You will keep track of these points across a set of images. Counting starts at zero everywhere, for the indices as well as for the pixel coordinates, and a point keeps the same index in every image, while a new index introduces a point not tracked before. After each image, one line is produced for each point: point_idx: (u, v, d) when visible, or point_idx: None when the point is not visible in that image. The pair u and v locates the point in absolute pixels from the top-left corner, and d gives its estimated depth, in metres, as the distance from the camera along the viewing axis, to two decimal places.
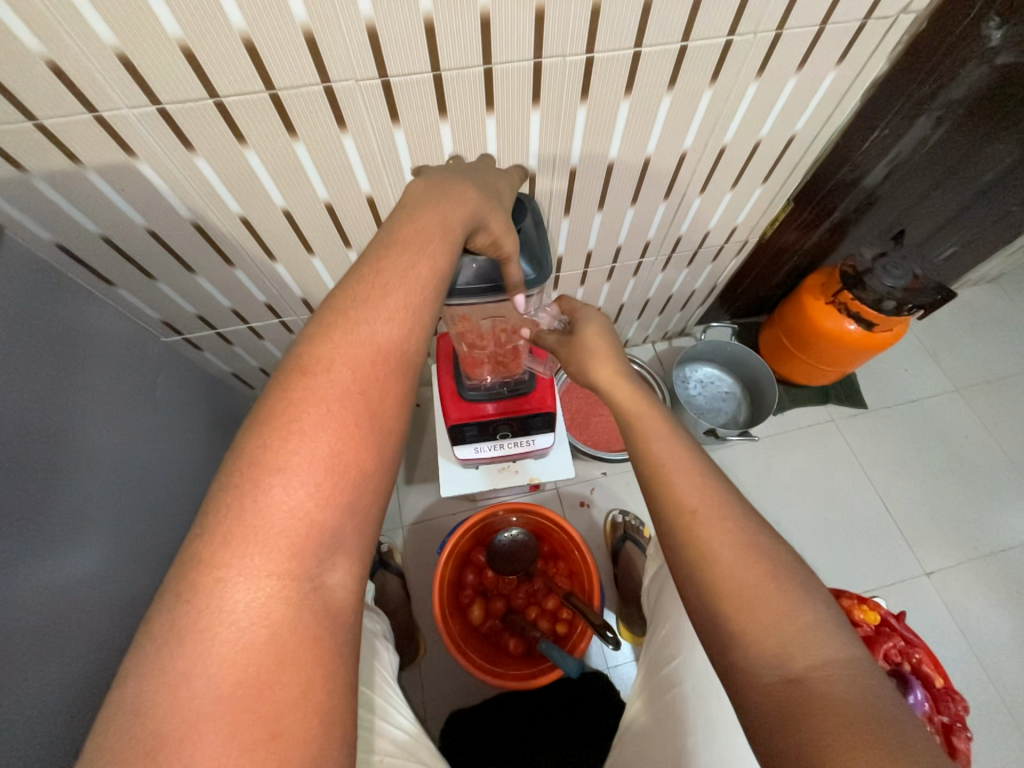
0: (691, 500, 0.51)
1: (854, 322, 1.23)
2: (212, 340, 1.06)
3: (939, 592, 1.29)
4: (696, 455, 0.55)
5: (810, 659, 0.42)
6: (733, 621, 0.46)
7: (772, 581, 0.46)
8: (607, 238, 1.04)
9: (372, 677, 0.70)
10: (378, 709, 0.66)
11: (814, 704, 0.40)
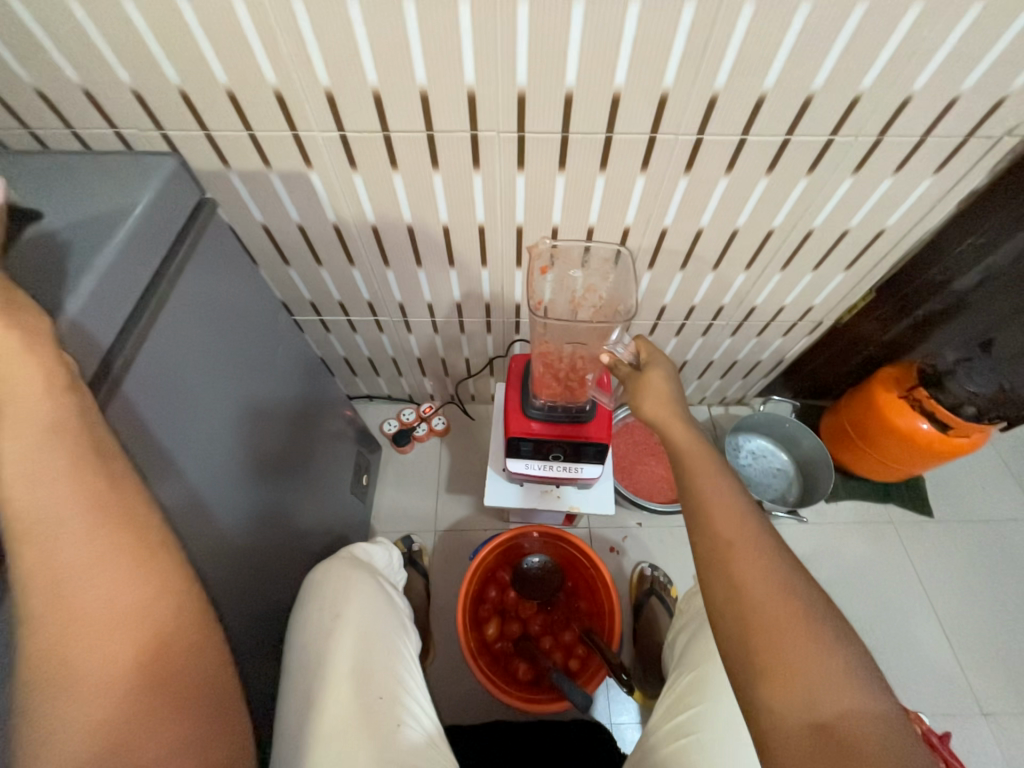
0: (736, 538, 0.53)
1: (928, 420, 1.19)
2: (315, 325, 1.22)
3: (997, 740, 1.14)
4: (739, 494, 0.57)
5: (833, 700, 0.44)
6: (766, 664, 0.47)
7: (803, 620, 0.48)
8: (682, 297, 1.10)
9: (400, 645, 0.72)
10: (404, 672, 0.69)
11: (844, 755, 0.42)
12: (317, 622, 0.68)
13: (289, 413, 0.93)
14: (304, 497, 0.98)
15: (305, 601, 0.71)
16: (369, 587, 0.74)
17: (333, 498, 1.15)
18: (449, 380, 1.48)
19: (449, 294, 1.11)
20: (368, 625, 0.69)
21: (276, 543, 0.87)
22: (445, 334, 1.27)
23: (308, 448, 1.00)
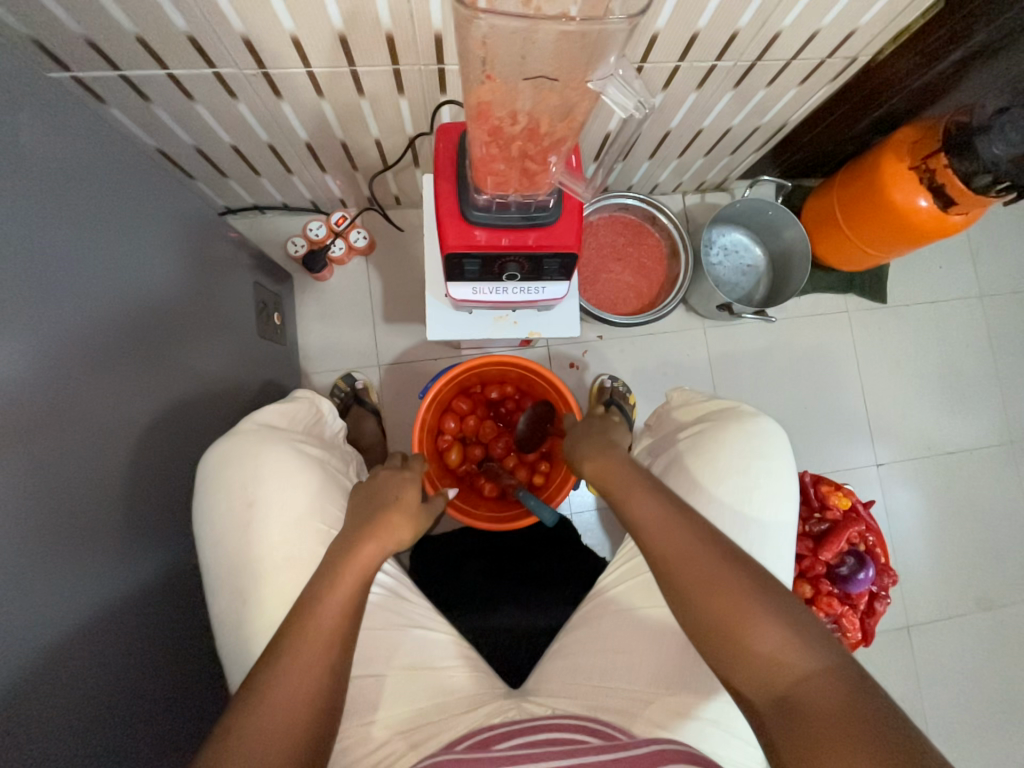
0: (668, 544, 0.61)
1: (928, 197, 1.04)
2: (120, 88, 0.78)
3: (881, 481, 1.38)
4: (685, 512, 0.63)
5: (780, 666, 0.52)
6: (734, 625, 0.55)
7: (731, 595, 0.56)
8: (682, 19, 0.74)
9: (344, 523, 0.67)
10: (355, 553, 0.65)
11: (800, 713, 0.49)
12: (227, 517, 0.60)
13: (66, 241, 0.61)
14: (153, 363, 0.74)
15: (203, 493, 0.60)
16: (289, 466, 0.65)
17: (234, 345, 0.95)
18: (360, 176, 1.10)
19: (322, 21, 0.68)
20: (299, 513, 0.63)
21: (128, 428, 0.68)
22: (336, 100, 0.85)
23: (137, 297, 0.72)
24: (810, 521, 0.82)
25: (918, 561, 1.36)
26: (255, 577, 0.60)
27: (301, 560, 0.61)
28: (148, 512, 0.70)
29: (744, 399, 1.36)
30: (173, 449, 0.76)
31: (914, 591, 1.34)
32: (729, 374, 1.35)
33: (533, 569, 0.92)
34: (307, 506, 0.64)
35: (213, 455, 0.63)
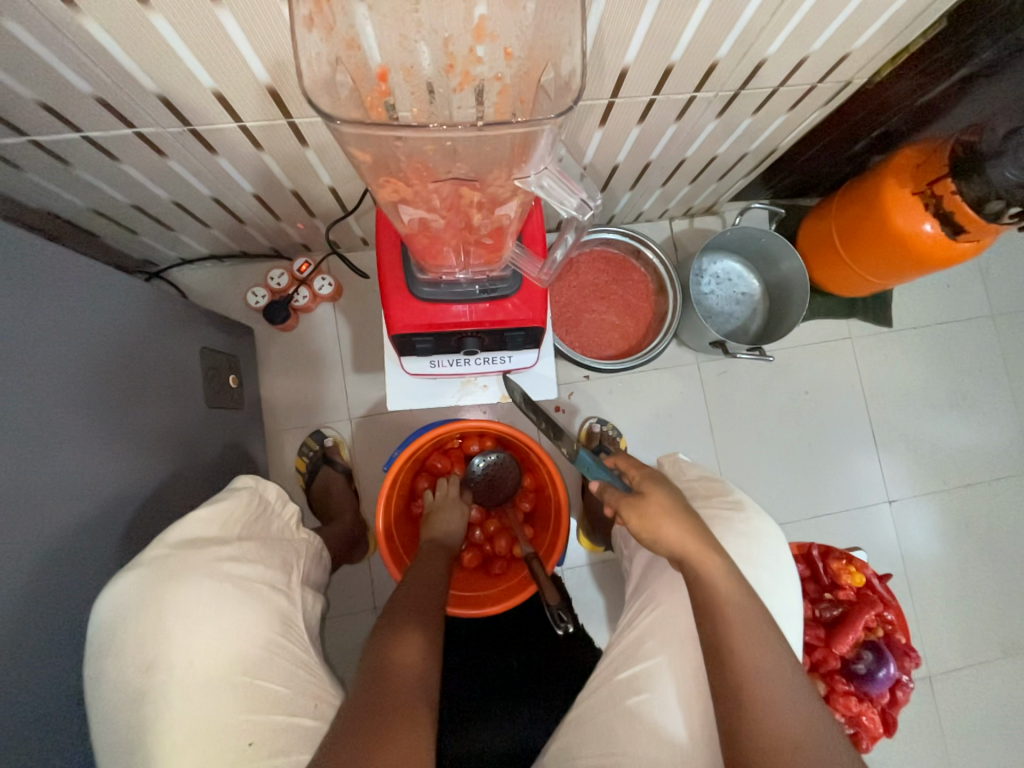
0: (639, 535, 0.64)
1: (933, 223, 0.95)
2: (33, 152, 0.70)
3: (894, 518, 1.29)
4: (679, 507, 0.58)
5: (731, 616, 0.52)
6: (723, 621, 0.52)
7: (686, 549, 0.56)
8: (653, 53, 0.65)
9: (272, 662, 0.59)
10: (281, 701, 0.58)
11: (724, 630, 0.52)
12: (125, 677, 0.53)
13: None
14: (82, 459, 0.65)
15: (94, 647, 0.54)
16: (204, 599, 0.57)
17: (186, 417, 0.87)
18: (318, 222, 1.02)
19: (246, 77, 0.61)
20: (211, 660, 0.55)
21: (48, 543, 0.59)
22: (278, 152, 0.77)
23: (63, 382, 0.63)
24: (819, 603, 0.73)
25: (938, 605, 1.26)
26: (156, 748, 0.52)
27: (213, 720, 0.54)
28: (77, 630, 0.63)
29: (742, 436, 1.28)
30: (111, 551, 0.69)
31: (934, 636, 1.25)
32: (725, 410, 1.27)
33: (512, 667, 0.85)
34: (223, 648, 0.57)
35: (112, 595, 0.55)
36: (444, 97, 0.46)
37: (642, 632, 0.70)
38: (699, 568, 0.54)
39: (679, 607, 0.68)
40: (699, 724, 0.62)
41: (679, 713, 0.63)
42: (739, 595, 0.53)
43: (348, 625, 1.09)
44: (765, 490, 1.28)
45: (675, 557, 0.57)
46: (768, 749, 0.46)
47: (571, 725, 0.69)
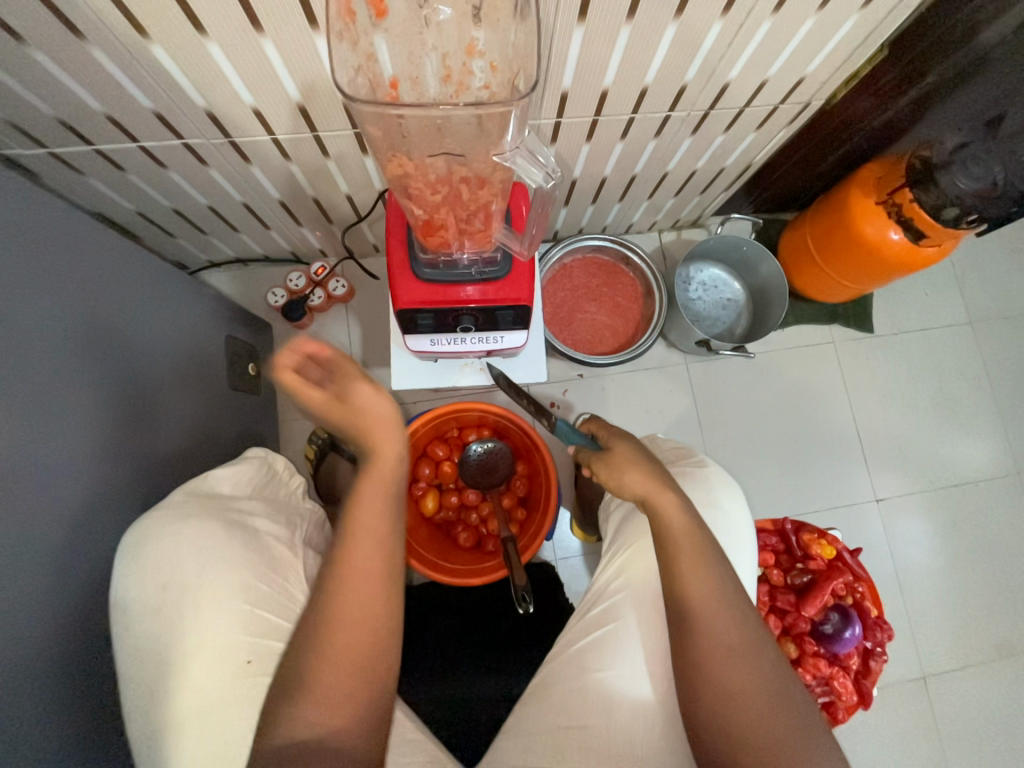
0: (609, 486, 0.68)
1: (898, 230, 1.03)
2: (95, 161, 0.82)
3: (883, 517, 1.32)
4: (643, 459, 0.63)
5: (686, 547, 0.57)
6: (676, 554, 0.57)
7: (647, 485, 0.60)
8: (628, 76, 0.76)
9: (273, 598, 0.65)
10: (281, 632, 0.63)
11: (672, 558, 0.57)
12: (142, 601, 0.59)
13: (25, 306, 0.61)
14: (121, 420, 0.74)
15: (119, 573, 0.60)
16: (215, 537, 0.64)
17: (209, 398, 0.95)
18: (336, 228, 1.13)
19: (281, 95, 0.72)
20: (219, 591, 0.61)
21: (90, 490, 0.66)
22: (303, 161, 0.88)
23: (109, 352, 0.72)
24: (790, 572, 0.78)
25: (930, 605, 1.27)
26: (167, 666, 0.58)
27: (219, 643, 0.59)
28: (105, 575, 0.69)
29: (732, 435, 1.33)
30: (137, 510, 0.75)
31: (928, 637, 1.25)
32: (714, 410, 1.33)
33: (500, 630, 0.90)
34: (232, 581, 0.62)
35: (137, 529, 0.62)
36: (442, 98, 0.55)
37: (610, 572, 0.74)
38: (656, 505, 0.59)
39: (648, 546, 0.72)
40: (657, 653, 0.67)
41: (640, 644, 0.68)
42: (692, 528, 0.58)
43: None
44: (755, 488, 1.32)
45: (639, 498, 0.61)
46: (702, 649, 0.54)
47: (544, 675, 0.71)
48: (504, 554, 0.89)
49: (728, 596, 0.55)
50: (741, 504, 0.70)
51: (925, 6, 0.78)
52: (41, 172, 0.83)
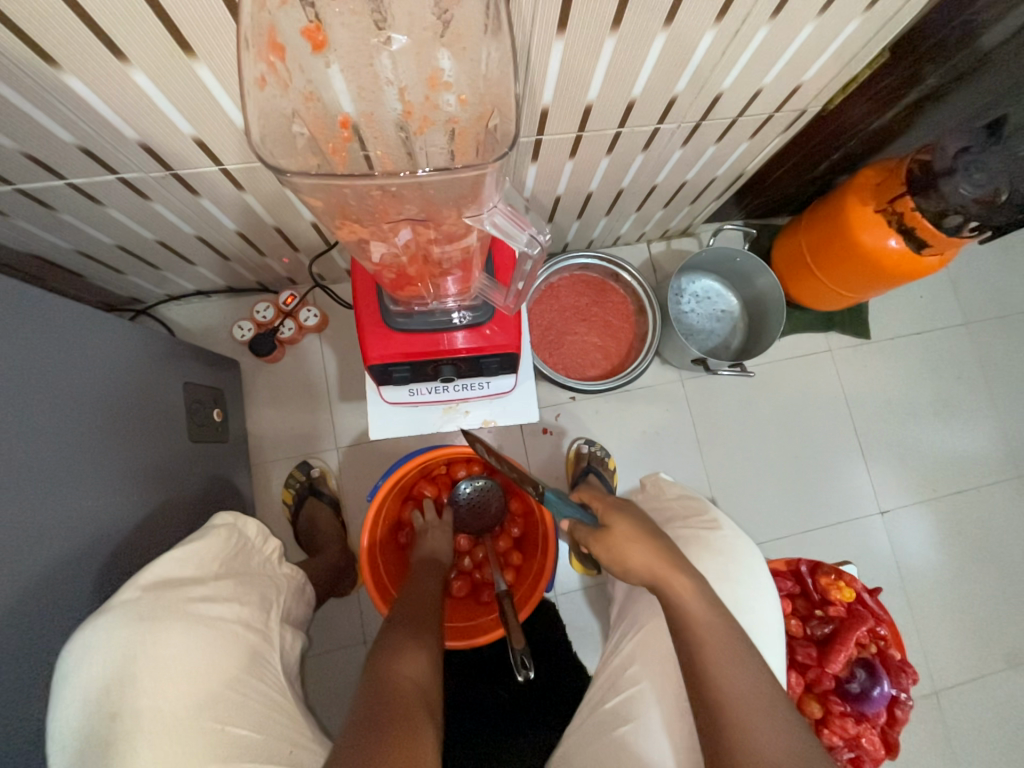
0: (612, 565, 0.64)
1: (898, 237, 0.98)
2: (18, 200, 0.72)
3: (887, 529, 1.28)
4: (647, 534, 0.60)
5: (706, 638, 0.53)
6: (696, 642, 0.53)
7: (657, 563, 0.57)
8: (615, 90, 0.69)
9: (243, 706, 0.57)
10: (254, 747, 0.55)
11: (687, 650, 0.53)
12: (87, 730, 0.50)
13: None
14: (61, 499, 0.65)
15: (58, 697, 0.51)
16: (176, 643, 0.55)
17: (169, 453, 0.87)
18: (303, 256, 1.04)
19: (225, 122, 0.63)
20: (176, 709, 0.53)
21: (25, 589, 0.58)
22: (259, 191, 0.80)
23: (40, 423, 0.63)
24: (810, 621, 0.73)
25: (938, 617, 1.25)
26: None
27: None
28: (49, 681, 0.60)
29: (731, 452, 1.28)
30: (85, 598, 0.66)
31: (937, 651, 1.23)
32: (712, 428, 1.28)
33: (499, 699, 0.88)
34: (194, 693, 0.54)
35: (78, 641, 0.53)
36: (404, 140, 0.49)
37: (625, 660, 0.70)
38: (669, 587, 0.56)
39: (660, 630, 0.69)
40: (682, 738, 0.61)
41: (662, 730, 0.62)
42: (707, 610, 0.55)
43: (335, 663, 1.05)
44: (757, 507, 1.27)
45: (648, 581, 0.58)
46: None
47: None
48: (500, 611, 0.83)
49: (755, 695, 0.50)
50: (753, 564, 0.66)
51: (931, 4, 0.74)
52: None
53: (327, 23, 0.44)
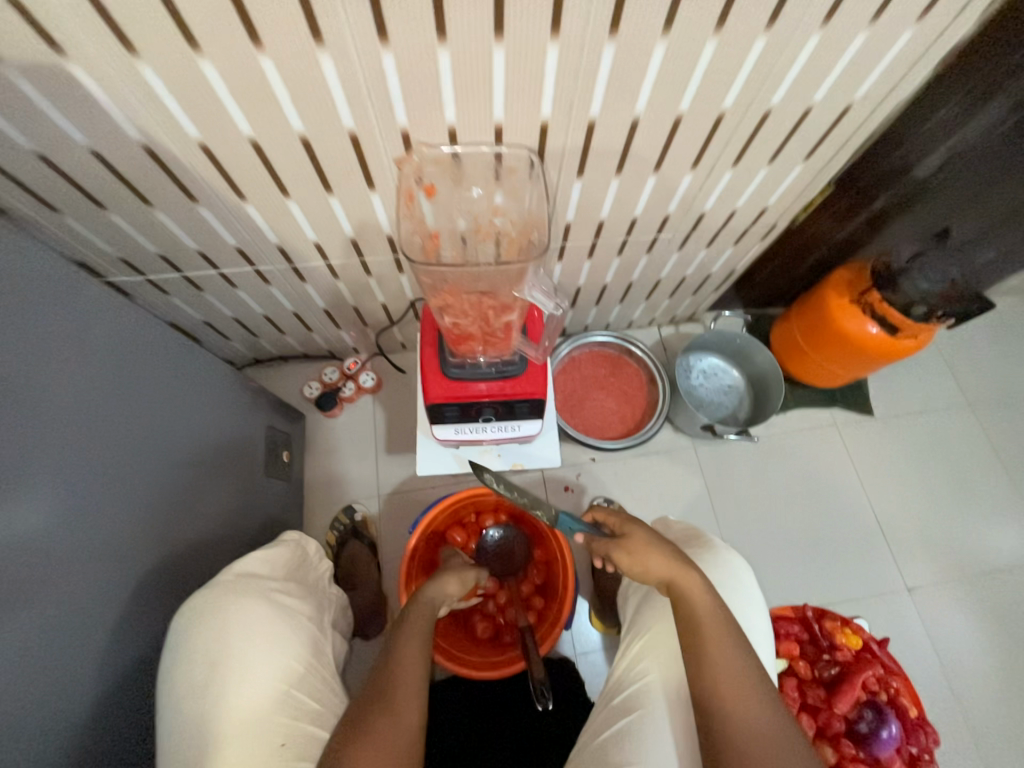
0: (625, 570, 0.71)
1: (876, 324, 1.14)
2: (179, 283, 0.98)
3: (919, 609, 1.26)
4: (661, 542, 0.68)
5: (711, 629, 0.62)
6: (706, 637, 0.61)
7: (670, 566, 0.65)
8: (621, 211, 0.92)
9: (307, 678, 0.66)
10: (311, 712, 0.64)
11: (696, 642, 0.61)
12: (189, 682, 0.60)
13: (112, 408, 0.71)
14: (170, 509, 0.80)
15: (171, 649, 0.62)
16: (259, 618, 0.65)
17: (246, 486, 1.02)
18: (370, 329, 1.28)
19: (338, 232, 0.89)
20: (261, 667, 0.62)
21: (132, 578, 0.71)
22: (349, 279, 1.04)
23: (166, 445, 0.81)
24: (818, 664, 0.76)
25: (989, 713, 1.16)
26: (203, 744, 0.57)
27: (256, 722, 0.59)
28: (135, 667, 0.71)
29: (747, 518, 1.33)
30: (171, 598, 0.78)
31: (993, 753, 1.13)
32: (727, 494, 1.35)
33: (521, 729, 0.92)
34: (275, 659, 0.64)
35: (189, 606, 0.65)
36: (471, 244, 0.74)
37: (632, 659, 0.74)
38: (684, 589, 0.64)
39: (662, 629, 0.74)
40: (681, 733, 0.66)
41: (667, 722, 0.67)
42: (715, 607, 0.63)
43: None
44: (778, 576, 1.29)
45: (664, 581, 0.66)
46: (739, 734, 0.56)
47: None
48: (522, 647, 0.88)
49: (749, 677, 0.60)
50: (754, 597, 0.73)
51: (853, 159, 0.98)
52: (133, 294, 0.99)
53: (431, 181, 0.73)
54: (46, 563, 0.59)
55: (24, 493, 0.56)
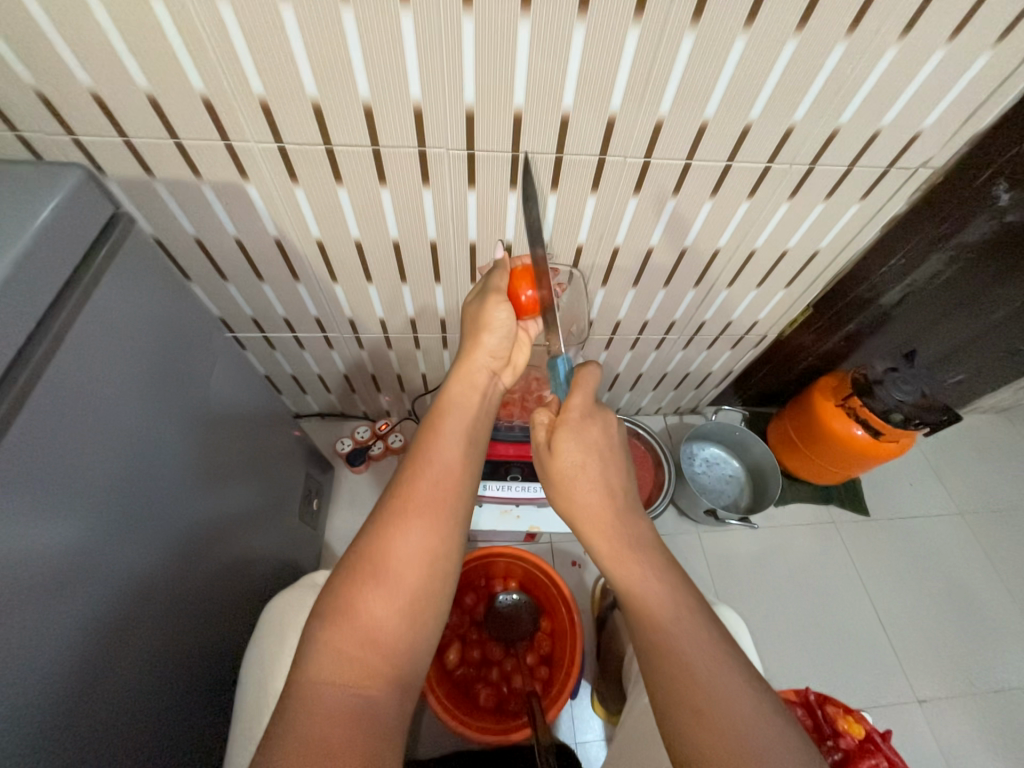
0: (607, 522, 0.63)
1: (862, 428, 1.27)
2: (258, 342, 1.16)
3: (930, 724, 1.22)
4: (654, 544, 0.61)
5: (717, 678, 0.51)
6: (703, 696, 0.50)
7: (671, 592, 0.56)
8: (636, 313, 1.12)
9: None
10: None
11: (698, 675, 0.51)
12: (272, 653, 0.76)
13: (216, 440, 0.84)
14: (227, 536, 0.88)
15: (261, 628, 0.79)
16: None
17: (280, 527, 1.10)
18: (406, 395, 1.43)
19: (403, 311, 1.07)
20: None
21: (190, 595, 0.78)
22: (400, 350, 1.22)
23: (239, 477, 0.92)
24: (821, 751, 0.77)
25: None
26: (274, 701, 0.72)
27: None
28: (171, 687, 0.74)
29: (751, 610, 1.35)
30: (207, 624, 0.83)
31: None
32: (731, 582, 1.38)
33: None
34: None
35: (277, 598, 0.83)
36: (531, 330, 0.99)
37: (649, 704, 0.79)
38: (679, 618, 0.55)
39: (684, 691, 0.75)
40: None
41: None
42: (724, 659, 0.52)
43: None
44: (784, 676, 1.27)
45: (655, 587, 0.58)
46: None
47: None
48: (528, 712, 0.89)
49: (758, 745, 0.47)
50: None
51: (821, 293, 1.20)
52: None
53: None
54: (144, 566, 0.67)
55: (146, 507, 0.67)
